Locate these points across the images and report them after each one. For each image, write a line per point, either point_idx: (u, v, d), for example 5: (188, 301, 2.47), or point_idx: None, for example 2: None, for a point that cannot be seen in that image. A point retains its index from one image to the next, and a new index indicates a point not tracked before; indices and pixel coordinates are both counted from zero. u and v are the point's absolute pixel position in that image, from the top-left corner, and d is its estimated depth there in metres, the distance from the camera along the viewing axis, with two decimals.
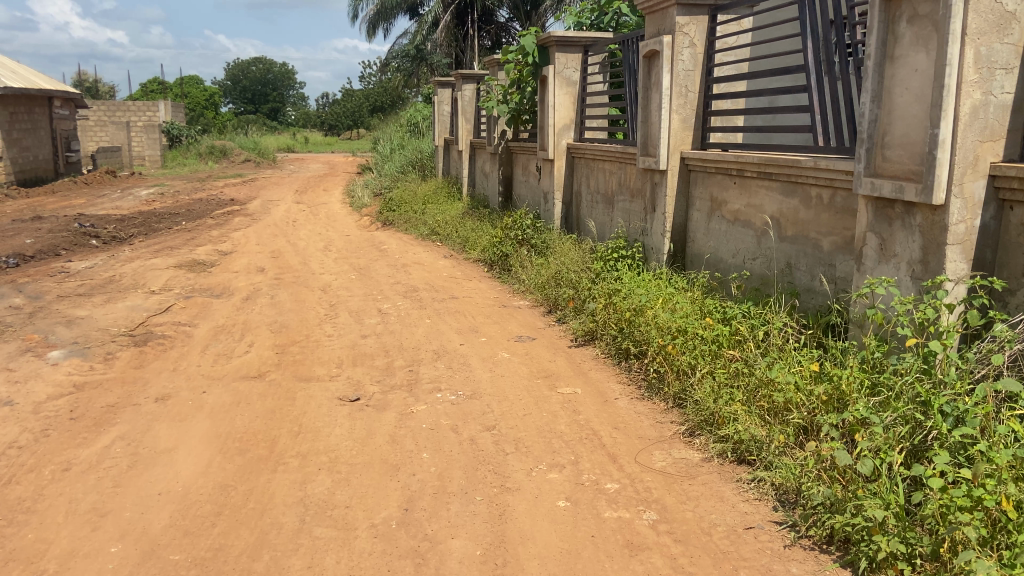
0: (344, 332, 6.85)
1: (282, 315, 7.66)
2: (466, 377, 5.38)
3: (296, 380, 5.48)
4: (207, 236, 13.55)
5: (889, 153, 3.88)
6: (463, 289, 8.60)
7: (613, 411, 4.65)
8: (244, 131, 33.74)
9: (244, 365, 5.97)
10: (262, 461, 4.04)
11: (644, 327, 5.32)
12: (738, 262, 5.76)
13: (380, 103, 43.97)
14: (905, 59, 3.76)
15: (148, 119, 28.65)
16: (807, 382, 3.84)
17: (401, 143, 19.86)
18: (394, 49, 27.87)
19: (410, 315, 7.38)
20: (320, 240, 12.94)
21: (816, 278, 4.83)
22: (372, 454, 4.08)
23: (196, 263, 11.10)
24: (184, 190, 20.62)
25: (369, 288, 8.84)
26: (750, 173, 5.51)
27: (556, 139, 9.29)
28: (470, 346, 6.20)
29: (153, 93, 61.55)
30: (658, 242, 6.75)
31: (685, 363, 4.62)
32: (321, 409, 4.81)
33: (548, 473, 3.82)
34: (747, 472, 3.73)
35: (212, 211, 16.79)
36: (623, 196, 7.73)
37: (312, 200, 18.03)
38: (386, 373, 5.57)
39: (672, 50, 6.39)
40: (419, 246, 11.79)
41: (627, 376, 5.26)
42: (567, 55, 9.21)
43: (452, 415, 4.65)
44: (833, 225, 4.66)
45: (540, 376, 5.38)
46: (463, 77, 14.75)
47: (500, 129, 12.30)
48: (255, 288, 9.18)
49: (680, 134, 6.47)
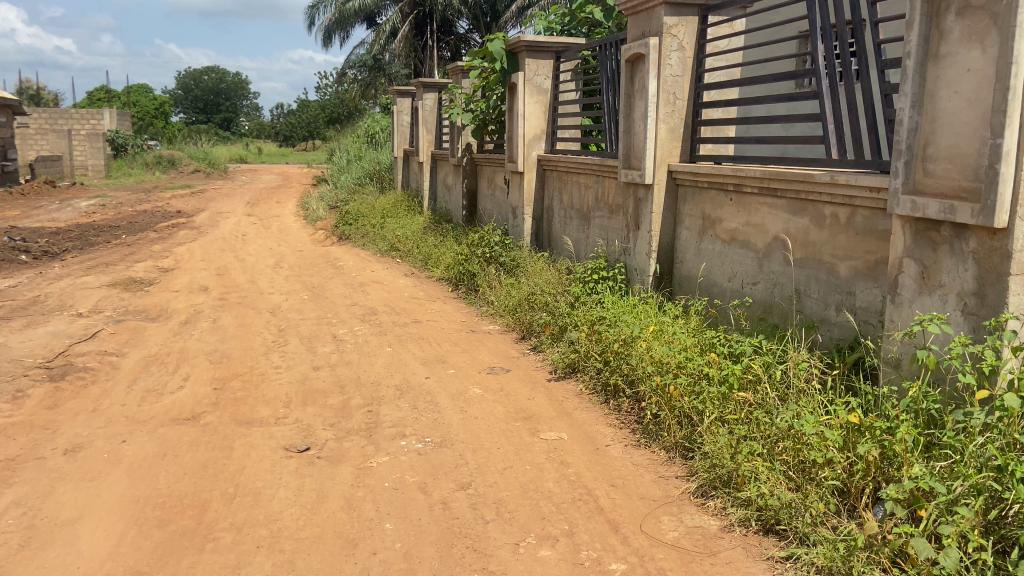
0: (293, 362, 6.10)
1: (224, 342, 6.87)
2: (435, 419, 4.68)
3: (235, 425, 4.73)
4: (147, 251, 12.59)
5: (932, 166, 3.35)
6: (427, 312, 7.91)
7: (607, 462, 4.01)
8: (193, 139, 32.48)
9: (175, 406, 5.19)
10: (185, 537, 3.31)
11: (635, 362, 4.71)
12: (735, 286, 5.19)
13: (336, 114, 43.02)
14: (953, 58, 3.23)
15: (92, 127, 27.41)
16: (843, 436, 3.25)
17: (357, 153, 19.10)
18: (351, 58, 27.18)
19: (368, 342, 6.65)
20: (271, 256, 12.11)
21: (833, 308, 4.28)
22: (323, 526, 3.36)
23: (132, 281, 10.18)
24: (126, 201, 19.45)
25: (322, 311, 8.09)
26: (750, 189, 4.96)
27: (525, 150, 8.67)
28: (436, 379, 5.52)
29: (99, 101, 59.47)
30: (643, 263, 6.17)
31: (689, 408, 4.01)
32: (263, 462, 4.07)
33: (539, 549, 3.15)
34: (778, 548, 3.12)
35: (156, 223, 15.76)
36: (600, 211, 7.15)
37: (264, 213, 17.14)
38: (341, 415, 4.85)
39: (659, 53, 5.83)
40: (377, 263, 11.05)
41: (617, 418, 4.64)
42: (537, 61, 8.59)
43: (419, 470, 3.95)
44: (852, 248, 4.13)
45: (518, 418, 4.71)
46: (424, 85, 14.15)
47: (464, 139, 11.67)
48: (195, 311, 8.35)
49: (668, 145, 5.91)
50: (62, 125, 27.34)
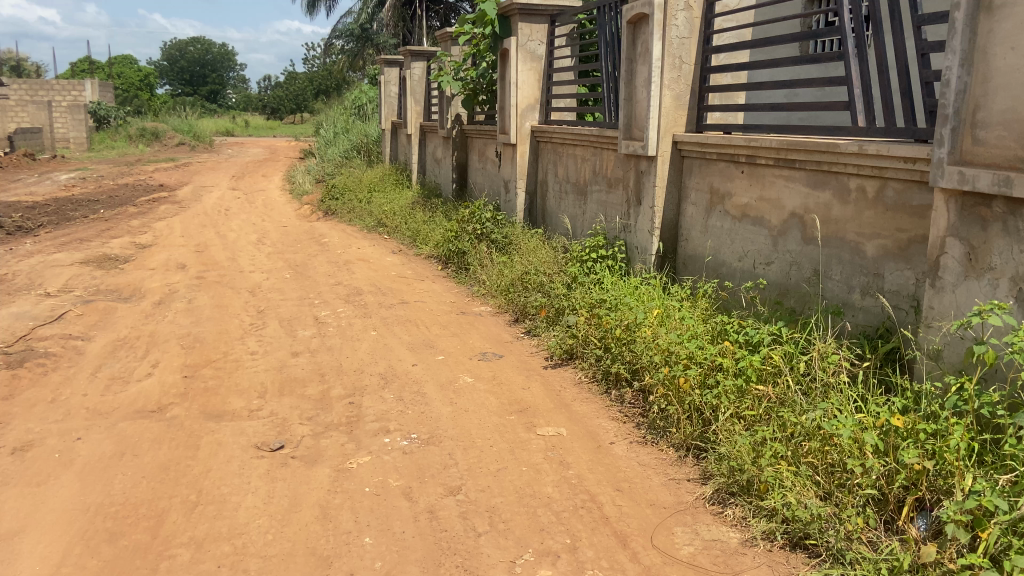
0: (270, 347, 5.69)
1: (197, 325, 6.44)
2: (422, 413, 4.30)
3: (203, 419, 4.33)
4: (124, 226, 12.09)
5: (983, 133, 2.95)
6: (415, 292, 7.50)
7: (611, 463, 3.65)
8: (179, 110, 31.66)
9: (140, 397, 4.79)
10: (137, 555, 2.93)
11: (641, 350, 4.34)
12: (746, 266, 4.81)
13: (323, 86, 42.17)
14: (1010, 8, 2.83)
15: (73, 98, 26.67)
16: (883, 441, 2.90)
17: (344, 125, 18.54)
18: (337, 28, 26.48)
19: (352, 325, 6.25)
20: (253, 232, 11.64)
21: (858, 292, 3.91)
22: (295, 540, 2.99)
23: (106, 258, 9.71)
24: (108, 175, 18.83)
25: (305, 291, 7.66)
26: (764, 160, 4.56)
27: (518, 121, 8.21)
28: (424, 366, 5.14)
29: (83, 73, 58.30)
30: (644, 240, 5.77)
31: (703, 403, 3.64)
32: (230, 464, 3.68)
33: (537, 568, 2.79)
34: (809, 566, 2.77)
35: (136, 197, 15.22)
36: (598, 185, 6.74)
37: (248, 187, 16.64)
38: (320, 407, 4.46)
39: (665, 13, 5.38)
40: (363, 240, 10.60)
41: (620, 410, 4.28)
42: (531, 25, 8.10)
43: (403, 472, 3.57)
44: (881, 226, 3.75)
45: (513, 411, 4.33)
46: (412, 54, 13.61)
47: (453, 110, 11.19)
48: (170, 290, 7.91)
49: (673, 114, 5.49)
50: (43, 97, 26.36)
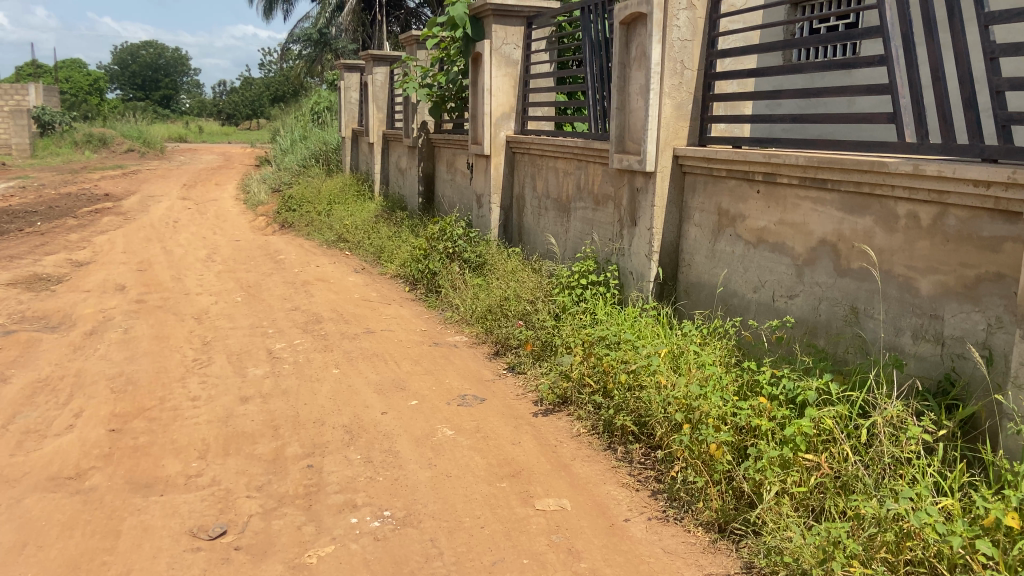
0: (216, 391, 4.93)
1: (132, 362, 5.62)
2: (395, 480, 3.60)
3: (128, 491, 3.57)
4: (61, 241, 11.10)
5: None
6: (380, 318, 6.78)
7: (630, 549, 3.00)
8: (128, 114, 30.25)
9: (56, 458, 4.01)
10: None
11: (652, 402, 3.73)
12: (763, 298, 4.22)
13: (279, 92, 41.01)
14: None
15: (16, 102, 25.14)
16: (990, 544, 2.31)
17: (302, 132, 17.67)
18: (295, 33, 25.64)
19: (311, 361, 5.52)
20: (203, 247, 10.77)
21: (910, 336, 3.33)
22: None
23: (37, 279, 8.77)
24: (49, 183, 17.64)
25: (258, 317, 6.89)
26: (786, 179, 3.98)
27: (492, 131, 7.54)
28: (395, 414, 4.44)
29: (29, 76, 56.21)
30: (641, 265, 5.16)
31: (742, 478, 3.01)
32: (157, 560, 2.95)
33: None
34: None
35: (78, 208, 14.14)
36: (584, 201, 6.12)
37: (200, 197, 15.65)
38: (273, 472, 3.73)
39: (666, 11, 4.75)
40: (322, 256, 9.83)
41: (628, 472, 3.65)
42: (506, 27, 7.44)
43: (375, 569, 2.87)
44: (939, 260, 3.17)
45: (504, 475, 3.66)
46: (374, 58, 12.88)
47: (419, 118, 10.48)
48: (106, 317, 7.05)
49: (674, 125, 4.88)
50: None
